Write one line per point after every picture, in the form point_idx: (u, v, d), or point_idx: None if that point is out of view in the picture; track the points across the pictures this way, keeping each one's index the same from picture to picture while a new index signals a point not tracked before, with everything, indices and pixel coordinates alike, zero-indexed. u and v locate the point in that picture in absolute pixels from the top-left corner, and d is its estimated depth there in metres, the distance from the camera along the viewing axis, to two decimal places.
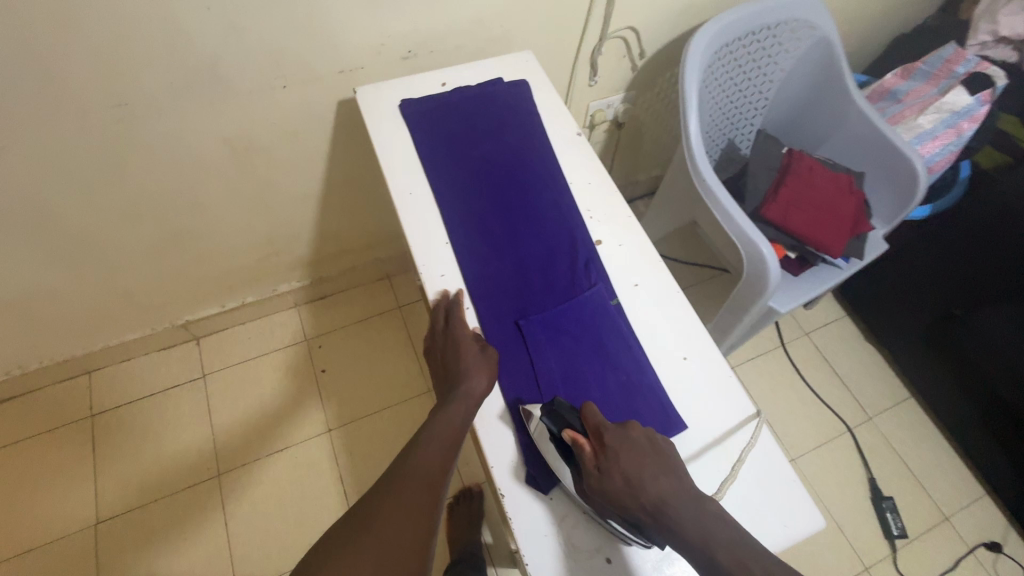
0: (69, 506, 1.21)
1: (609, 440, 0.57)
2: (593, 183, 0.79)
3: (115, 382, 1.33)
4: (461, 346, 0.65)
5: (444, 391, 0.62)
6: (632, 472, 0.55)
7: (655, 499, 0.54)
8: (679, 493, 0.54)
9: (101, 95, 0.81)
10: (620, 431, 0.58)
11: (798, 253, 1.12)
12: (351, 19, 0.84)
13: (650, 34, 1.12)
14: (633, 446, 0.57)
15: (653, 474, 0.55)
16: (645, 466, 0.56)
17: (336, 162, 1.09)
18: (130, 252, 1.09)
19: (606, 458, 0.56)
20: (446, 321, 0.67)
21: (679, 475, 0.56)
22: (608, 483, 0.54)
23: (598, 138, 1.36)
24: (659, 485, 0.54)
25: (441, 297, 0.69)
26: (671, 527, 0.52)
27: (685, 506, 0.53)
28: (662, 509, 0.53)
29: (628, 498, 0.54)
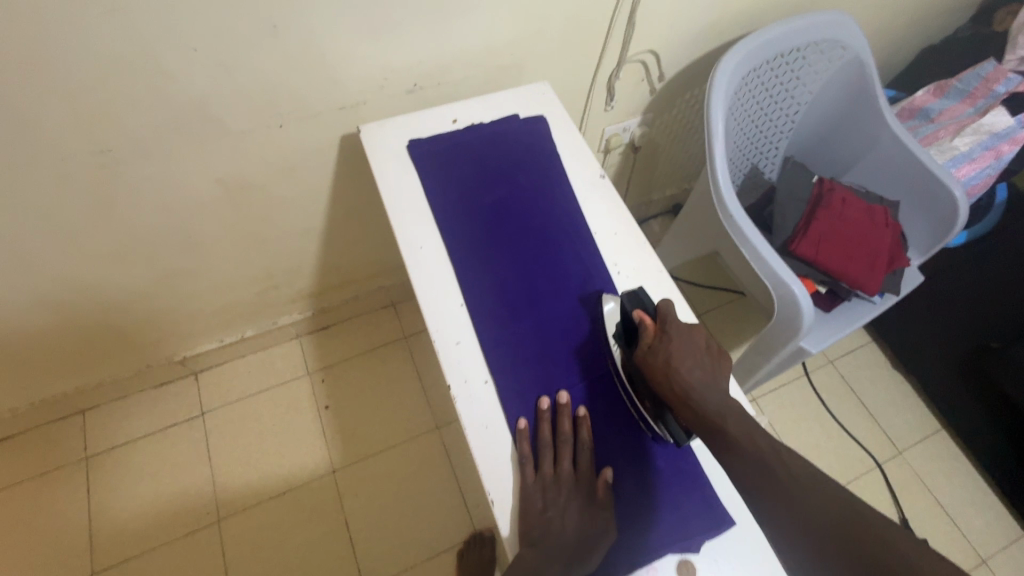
0: (62, 556, 1.15)
1: (670, 325, 0.61)
2: (619, 233, 0.73)
3: (109, 422, 1.27)
4: (583, 507, 0.55)
5: (551, 546, 0.52)
6: (680, 356, 0.58)
7: (688, 384, 0.57)
8: (712, 387, 0.57)
9: (84, 140, 0.75)
10: (684, 326, 0.61)
11: (829, 287, 1.06)
12: (351, 53, 0.78)
13: (671, 56, 1.05)
14: (689, 339, 0.60)
15: (699, 367, 0.58)
16: (693, 357, 0.59)
17: (338, 196, 1.03)
18: (121, 294, 1.03)
19: (662, 338, 0.60)
20: (568, 460, 0.57)
21: (719, 375, 0.59)
22: (653, 356, 0.59)
23: (613, 162, 1.29)
24: (697, 376, 0.58)
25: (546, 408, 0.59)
26: (693, 407, 0.56)
27: (713, 395, 0.57)
28: (691, 393, 0.57)
29: (665, 374, 0.58)
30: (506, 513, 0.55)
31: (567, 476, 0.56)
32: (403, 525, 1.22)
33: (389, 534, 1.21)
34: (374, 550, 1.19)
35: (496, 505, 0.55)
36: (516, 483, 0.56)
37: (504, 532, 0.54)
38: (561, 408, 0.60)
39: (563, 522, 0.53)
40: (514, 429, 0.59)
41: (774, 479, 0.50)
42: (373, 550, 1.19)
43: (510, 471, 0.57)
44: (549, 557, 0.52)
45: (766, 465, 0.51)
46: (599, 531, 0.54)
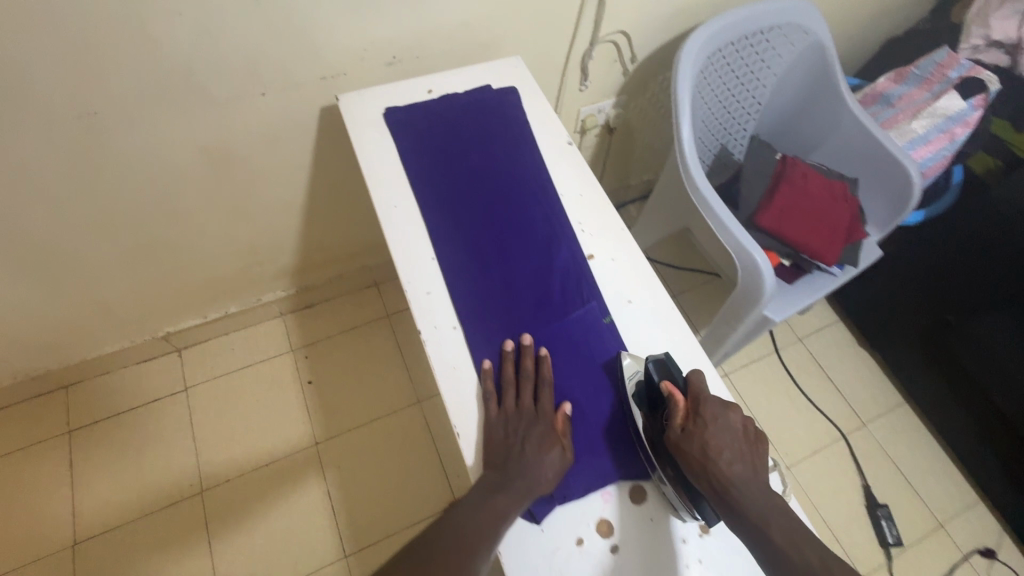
0: (44, 528, 1.16)
1: (705, 407, 0.57)
2: (584, 194, 0.77)
3: (92, 397, 1.28)
4: (544, 436, 0.58)
5: (512, 466, 0.56)
6: (717, 443, 0.55)
7: (726, 477, 0.54)
8: (751, 479, 0.54)
9: (69, 104, 0.77)
10: (719, 406, 0.58)
11: (793, 260, 1.11)
12: (330, 23, 0.81)
13: (641, 38, 1.10)
14: (725, 422, 0.57)
15: (737, 456, 0.55)
16: (729, 443, 0.56)
17: (320, 170, 1.06)
18: (104, 265, 1.05)
19: (695, 422, 0.57)
20: (529, 396, 0.61)
21: (760, 467, 0.55)
22: (686, 442, 0.55)
23: (589, 144, 1.33)
24: (735, 466, 0.54)
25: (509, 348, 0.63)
26: (730, 502, 0.53)
27: (753, 490, 0.53)
28: (728, 487, 0.53)
29: (699, 461, 0.54)
30: (471, 443, 0.59)
31: (528, 409, 0.60)
32: (384, 495, 1.25)
33: (370, 504, 1.23)
34: (356, 518, 1.22)
35: (461, 437, 0.59)
36: (480, 419, 0.60)
37: (469, 461, 0.58)
38: (524, 350, 0.63)
39: (523, 449, 0.57)
40: (479, 369, 0.63)
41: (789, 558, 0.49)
42: (355, 519, 1.22)
43: (475, 406, 0.61)
44: (510, 479, 0.55)
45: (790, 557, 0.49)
46: (559, 457, 0.58)
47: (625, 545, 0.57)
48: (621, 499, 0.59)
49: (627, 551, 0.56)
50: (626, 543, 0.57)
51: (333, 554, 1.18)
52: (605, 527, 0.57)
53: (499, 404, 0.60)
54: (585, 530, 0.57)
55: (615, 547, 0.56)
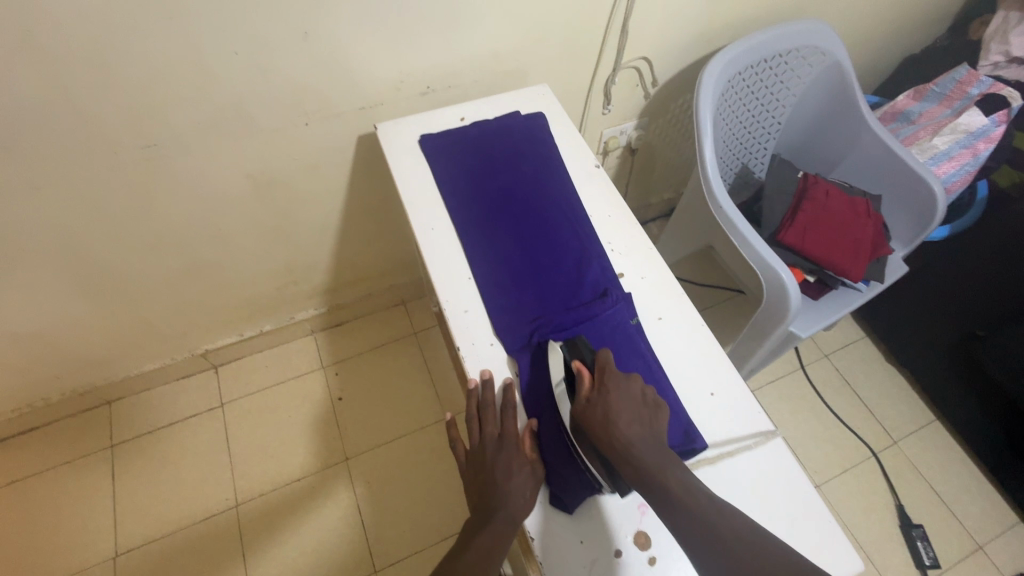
0: (87, 540, 1.20)
1: (607, 377, 0.61)
2: (614, 216, 0.80)
3: (134, 413, 1.34)
4: (512, 457, 0.60)
5: (492, 498, 0.57)
6: (617, 409, 0.58)
7: (627, 439, 0.56)
8: (651, 440, 0.57)
9: (131, 135, 0.83)
10: (621, 376, 0.62)
11: (817, 277, 1.11)
12: (371, 57, 0.86)
13: (662, 63, 1.13)
14: (627, 391, 0.60)
15: (636, 420, 0.58)
16: (631, 410, 0.59)
17: (355, 193, 1.11)
18: (152, 284, 1.11)
19: (599, 391, 0.60)
20: (494, 422, 0.63)
21: (658, 430, 0.58)
22: (590, 410, 0.58)
23: (611, 164, 1.37)
24: (634, 428, 0.57)
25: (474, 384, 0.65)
26: (632, 462, 0.55)
27: (652, 450, 0.56)
28: (629, 449, 0.56)
29: (602, 426, 0.57)
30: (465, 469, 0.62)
31: (492, 437, 0.62)
32: (413, 510, 1.26)
33: (399, 520, 1.25)
34: (386, 534, 1.24)
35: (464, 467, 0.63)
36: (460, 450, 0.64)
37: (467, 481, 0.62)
38: (485, 382, 0.65)
39: (494, 475, 0.59)
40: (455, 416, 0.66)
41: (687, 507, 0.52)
42: (385, 534, 1.23)
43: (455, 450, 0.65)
44: (486, 503, 0.57)
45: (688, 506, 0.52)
46: (530, 472, 0.60)
47: (662, 557, 0.58)
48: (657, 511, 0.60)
49: (664, 562, 0.58)
50: (663, 555, 0.58)
51: (363, 570, 1.20)
52: (642, 539, 0.59)
53: (472, 433, 0.63)
54: (621, 541, 0.59)
55: (652, 558, 0.58)
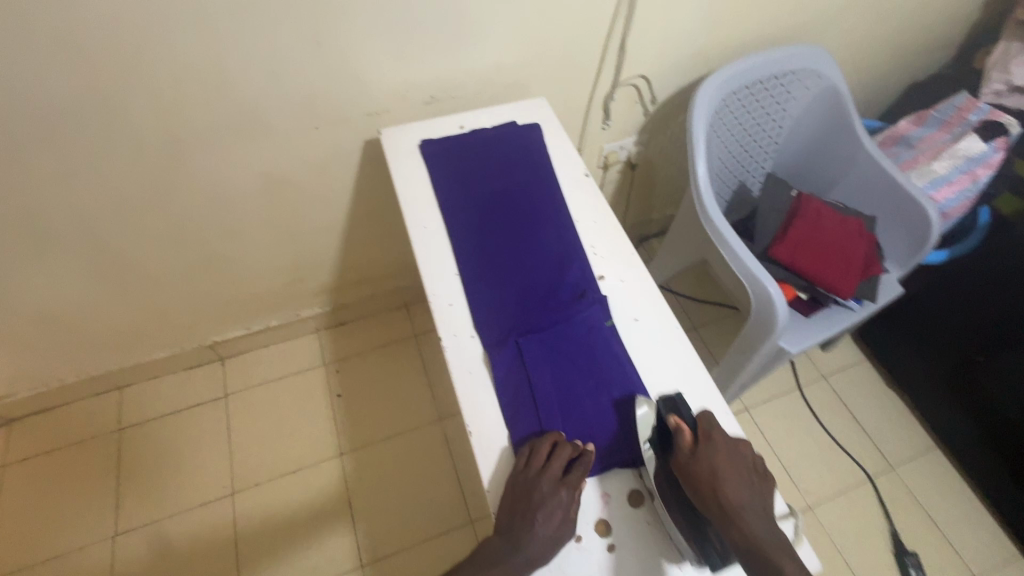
0: (90, 517, 1.25)
1: (715, 439, 0.61)
2: (598, 221, 0.83)
3: (143, 399, 1.39)
4: (554, 509, 0.58)
5: (519, 539, 0.57)
6: (726, 471, 0.59)
7: (737, 507, 0.57)
8: (758, 510, 0.58)
9: (155, 133, 0.89)
10: (729, 437, 0.62)
11: (809, 294, 1.13)
12: (378, 67, 0.92)
13: (661, 82, 1.17)
14: (734, 453, 0.61)
15: (743, 487, 0.59)
16: (738, 473, 0.59)
17: (360, 196, 1.16)
18: (167, 275, 1.17)
19: (706, 451, 0.60)
20: (558, 466, 0.60)
21: (765, 497, 0.59)
22: (698, 469, 0.59)
23: (612, 179, 1.41)
24: (742, 496, 0.58)
25: (452, 367, 0.69)
26: (740, 530, 0.56)
27: (759, 521, 0.57)
28: (738, 516, 0.57)
29: (710, 488, 0.58)
30: (495, 481, 0.62)
31: (550, 479, 0.59)
32: (403, 507, 1.28)
33: (389, 516, 1.27)
34: (374, 529, 1.26)
35: (486, 476, 0.62)
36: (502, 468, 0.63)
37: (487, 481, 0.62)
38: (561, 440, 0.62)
39: (531, 516, 0.58)
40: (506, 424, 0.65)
41: None
42: (373, 529, 1.26)
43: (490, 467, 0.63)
44: (516, 533, 0.57)
45: None
46: (559, 529, 0.58)
47: (620, 544, 0.60)
48: (620, 501, 0.63)
49: (623, 550, 0.60)
50: (621, 542, 0.60)
51: (350, 563, 1.22)
52: (603, 527, 0.61)
53: (529, 461, 0.61)
54: (584, 528, 0.61)
55: (611, 545, 0.60)
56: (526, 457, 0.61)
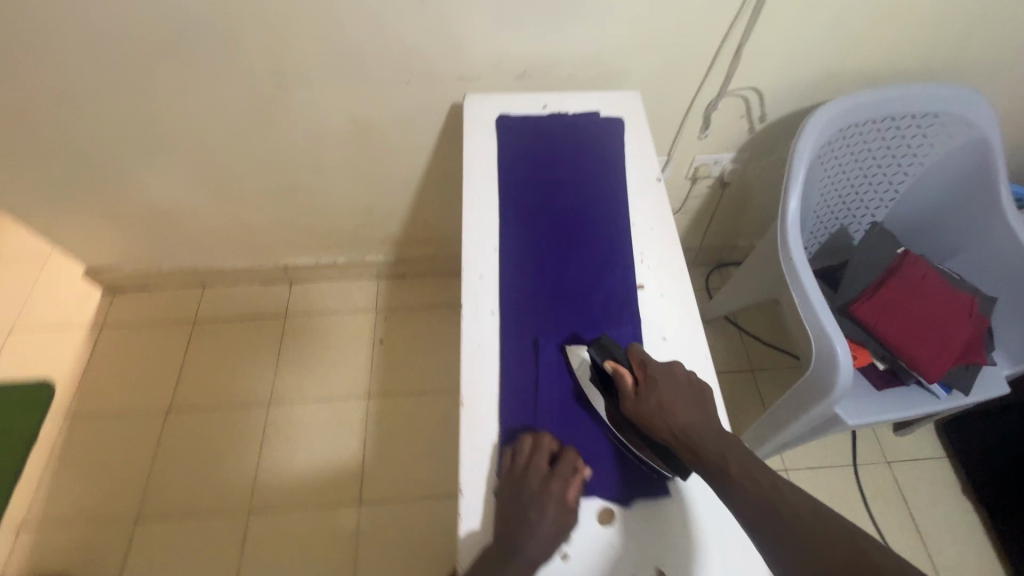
0: (154, 387, 1.43)
1: (651, 370, 0.62)
2: (656, 230, 0.78)
3: (219, 300, 1.55)
4: (548, 500, 0.57)
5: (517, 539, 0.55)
6: (667, 399, 0.60)
7: (683, 426, 0.59)
8: (706, 424, 0.59)
9: (266, 61, 0.96)
10: (662, 365, 0.63)
11: (889, 365, 1.00)
12: (477, 33, 0.92)
13: (775, 99, 1.07)
14: (671, 378, 0.62)
15: (687, 405, 0.60)
16: (680, 396, 0.60)
17: (438, 158, 1.19)
18: (257, 193, 1.28)
19: (645, 385, 0.61)
20: (544, 460, 0.60)
21: (709, 410, 0.60)
22: (642, 406, 0.60)
23: (699, 194, 1.33)
24: (690, 415, 0.59)
25: (464, 337, 0.69)
26: (693, 448, 0.58)
27: (710, 435, 0.58)
28: (687, 435, 0.58)
29: (656, 419, 0.59)
30: (486, 485, 0.60)
31: (538, 473, 0.59)
32: (410, 462, 1.33)
33: (395, 466, 1.33)
34: (379, 474, 1.32)
35: (476, 473, 0.61)
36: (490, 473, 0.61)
37: (464, 533, 0.58)
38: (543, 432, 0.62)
39: (527, 511, 0.56)
40: (500, 407, 0.64)
41: (785, 521, 0.51)
42: (379, 474, 1.32)
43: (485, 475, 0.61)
44: (517, 542, 0.55)
45: (779, 509, 0.52)
46: (565, 516, 0.58)
47: (575, 556, 0.58)
48: (589, 518, 0.60)
49: (575, 563, 0.57)
50: (576, 554, 0.58)
51: (350, 497, 1.29)
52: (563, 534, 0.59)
53: (512, 461, 0.60)
54: None
55: (564, 554, 0.58)
56: (512, 458, 0.60)
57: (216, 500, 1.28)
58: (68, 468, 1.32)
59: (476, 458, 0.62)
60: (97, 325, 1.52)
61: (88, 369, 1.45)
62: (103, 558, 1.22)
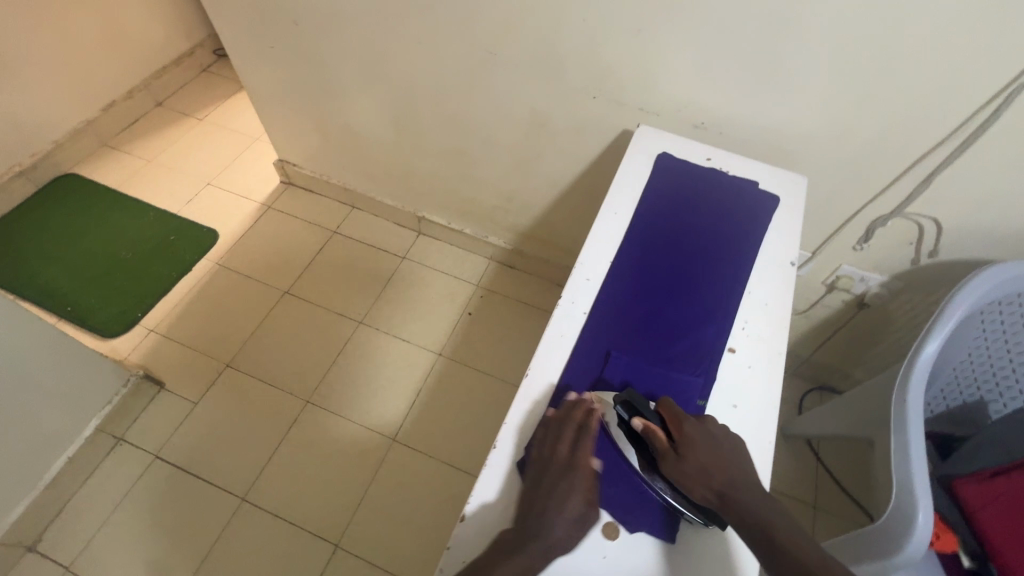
0: (284, 269, 1.67)
1: (677, 424, 0.63)
2: (769, 307, 0.77)
3: (360, 223, 1.77)
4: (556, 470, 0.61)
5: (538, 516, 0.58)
6: (703, 460, 0.60)
7: (723, 485, 0.59)
8: (745, 480, 0.59)
9: (484, 40, 1.10)
10: (693, 421, 0.63)
11: (976, 563, 0.87)
12: (672, 74, 0.98)
13: (954, 238, 1.00)
14: (704, 434, 0.62)
15: (722, 463, 0.60)
16: (716, 454, 0.60)
17: (590, 172, 1.27)
18: (427, 146, 1.45)
19: (681, 445, 0.61)
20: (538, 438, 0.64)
21: (743, 464, 0.60)
22: (681, 467, 0.60)
23: (830, 305, 1.26)
24: (728, 474, 0.59)
25: (550, 319, 0.75)
26: (739, 510, 0.57)
27: (748, 490, 0.58)
28: (729, 493, 0.58)
29: (696, 480, 0.59)
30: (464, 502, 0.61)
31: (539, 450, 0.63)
32: (449, 426, 1.41)
33: (435, 423, 1.41)
34: (419, 423, 1.41)
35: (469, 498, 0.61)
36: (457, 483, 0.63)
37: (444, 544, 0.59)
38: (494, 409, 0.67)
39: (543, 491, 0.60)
40: (554, 390, 0.69)
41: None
42: (418, 423, 1.41)
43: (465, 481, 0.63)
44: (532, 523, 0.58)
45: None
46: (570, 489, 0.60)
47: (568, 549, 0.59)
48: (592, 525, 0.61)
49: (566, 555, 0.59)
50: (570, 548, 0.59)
51: (388, 430, 1.40)
52: None
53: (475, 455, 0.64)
54: None
55: None
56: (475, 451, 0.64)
57: (288, 380, 1.46)
58: (198, 303, 1.59)
59: (517, 423, 0.67)
60: (267, 205, 1.81)
61: (245, 235, 1.74)
62: (194, 382, 1.44)
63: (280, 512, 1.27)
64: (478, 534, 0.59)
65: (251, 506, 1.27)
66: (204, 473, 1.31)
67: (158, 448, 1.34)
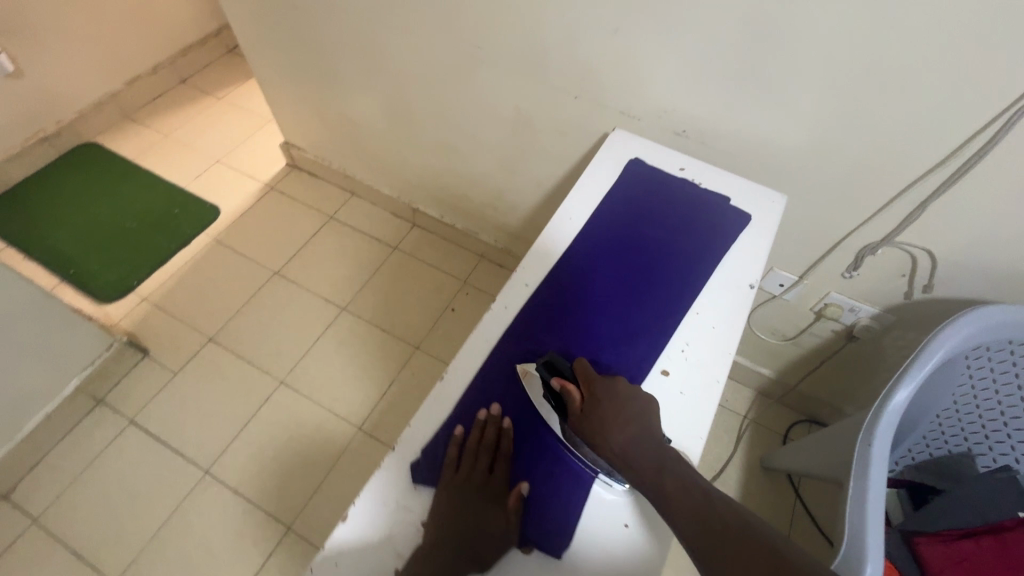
0: (277, 250, 1.69)
1: (596, 386, 0.63)
2: (716, 330, 0.72)
3: (357, 209, 1.78)
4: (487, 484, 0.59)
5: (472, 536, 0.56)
6: (607, 416, 0.60)
7: (622, 441, 0.58)
8: (647, 437, 0.59)
9: (468, 34, 1.08)
10: (603, 379, 0.64)
11: None
12: (652, 77, 0.94)
13: (950, 273, 0.92)
14: (612, 392, 0.63)
15: (625, 419, 0.60)
16: (621, 411, 0.61)
17: (575, 174, 1.23)
18: (419, 139, 1.44)
19: (588, 401, 0.62)
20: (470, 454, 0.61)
21: (648, 420, 0.60)
22: (585, 423, 0.60)
23: (819, 334, 1.18)
24: (628, 430, 0.59)
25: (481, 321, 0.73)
26: (635, 466, 0.57)
27: (648, 446, 0.58)
28: (628, 450, 0.58)
29: (598, 436, 0.59)
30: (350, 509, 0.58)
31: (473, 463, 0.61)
32: None
33: (403, 417, 1.41)
34: (387, 415, 1.41)
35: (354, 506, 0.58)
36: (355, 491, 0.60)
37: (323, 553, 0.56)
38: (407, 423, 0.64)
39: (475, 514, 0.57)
40: (468, 395, 0.66)
41: None
42: (387, 414, 1.41)
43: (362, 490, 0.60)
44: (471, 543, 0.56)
45: None
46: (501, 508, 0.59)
47: None
48: None
49: None
50: None
51: (355, 419, 1.40)
52: None
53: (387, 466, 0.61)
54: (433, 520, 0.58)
55: None
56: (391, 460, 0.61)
57: (265, 359, 1.48)
58: (191, 277, 1.63)
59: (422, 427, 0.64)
60: (269, 186, 1.84)
61: (245, 214, 1.78)
62: (176, 353, 1.48)
63: (240, 489, 1.29)
64: (383, 546, 0.56)
65: (213, 480, 1.30)
66: (172, 442, 1.34)
67: (133, 413, 1.38)
